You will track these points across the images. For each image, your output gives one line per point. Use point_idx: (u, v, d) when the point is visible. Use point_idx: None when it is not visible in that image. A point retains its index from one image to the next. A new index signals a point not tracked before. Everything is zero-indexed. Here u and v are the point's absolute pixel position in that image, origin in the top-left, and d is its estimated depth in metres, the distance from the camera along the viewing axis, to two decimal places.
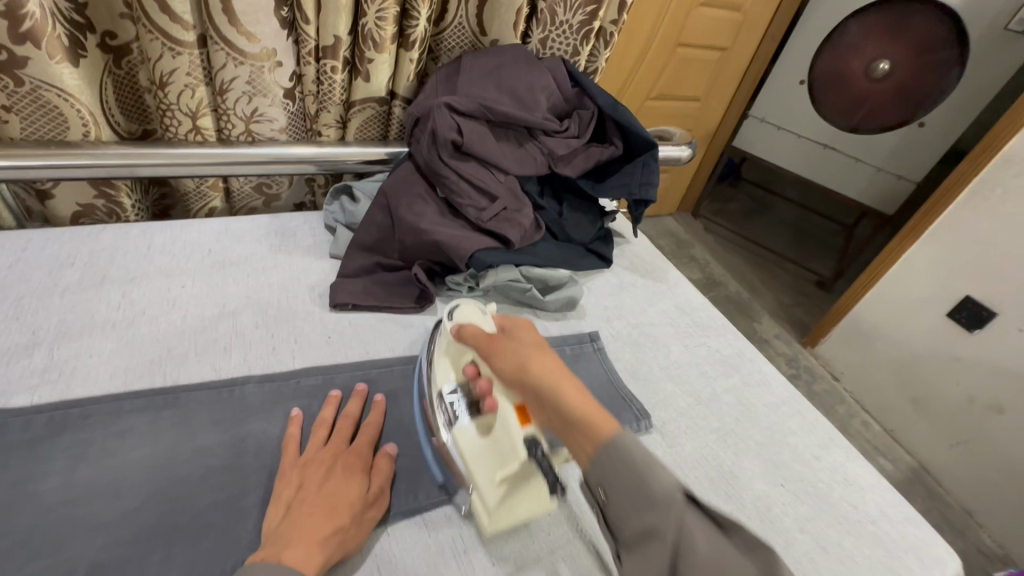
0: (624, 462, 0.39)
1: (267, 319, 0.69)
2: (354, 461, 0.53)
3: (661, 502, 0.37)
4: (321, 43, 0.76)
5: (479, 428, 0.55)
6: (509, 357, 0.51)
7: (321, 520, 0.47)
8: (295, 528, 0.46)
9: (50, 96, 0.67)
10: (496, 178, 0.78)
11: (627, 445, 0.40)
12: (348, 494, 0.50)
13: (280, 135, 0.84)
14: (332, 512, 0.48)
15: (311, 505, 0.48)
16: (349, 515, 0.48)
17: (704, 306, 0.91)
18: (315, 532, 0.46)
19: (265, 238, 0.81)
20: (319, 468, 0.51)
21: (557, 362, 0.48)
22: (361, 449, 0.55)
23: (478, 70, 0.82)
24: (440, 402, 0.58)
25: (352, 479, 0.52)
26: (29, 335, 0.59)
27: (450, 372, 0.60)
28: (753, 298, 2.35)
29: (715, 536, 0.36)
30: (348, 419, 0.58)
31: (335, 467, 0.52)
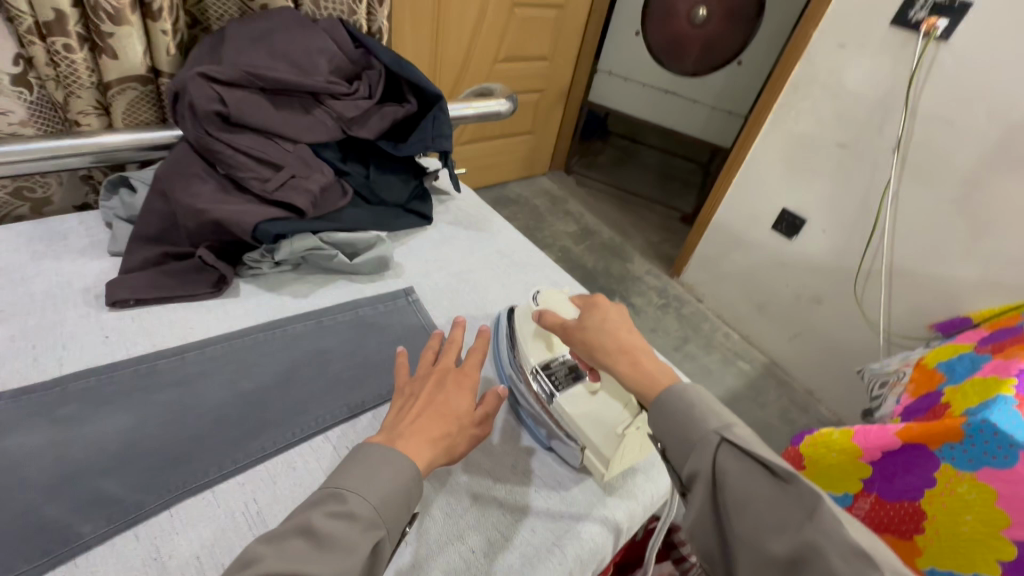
0: (674, 414, 0.48)
1: (27, 331, 0.62)
2: (468, 377, 0.54)
3: (701, 444, 0.45)
4: (41, 19, 0.69)
5: (588, 392, 0.64)
6: (578, 340, 0.59)
7: (430, 424, 0.48)
8: (410, 429, 0.48)
9: None
10: (280, 147, 0.76)
11: (684, 395, 0.49)
12: (457, 404, 0.51)
13: (23, 129, 0.75)
14: (443, 420, 0.49)
15: (422, 414, 0.49)
16: (457, 423, 0.50)
17: (525, 248, 0.96)
18: (428, 438, 0.47)
19: (27, 246, 0.73)
20: (430, 386, 0.52)
21: (625, 335, 0.57)
22: (469, 372, 0.55)
23: (245, 37, 0.78)
24: (534, 375, 0.66)
25: (461, 394, 0.52)
26: None
27: (535, 349, 0.68)
28: (625, 241, 2.52)
29: (748, 466, 0.42)
30: (454, 347, 0.57)
31: (444, 383, 0.53)
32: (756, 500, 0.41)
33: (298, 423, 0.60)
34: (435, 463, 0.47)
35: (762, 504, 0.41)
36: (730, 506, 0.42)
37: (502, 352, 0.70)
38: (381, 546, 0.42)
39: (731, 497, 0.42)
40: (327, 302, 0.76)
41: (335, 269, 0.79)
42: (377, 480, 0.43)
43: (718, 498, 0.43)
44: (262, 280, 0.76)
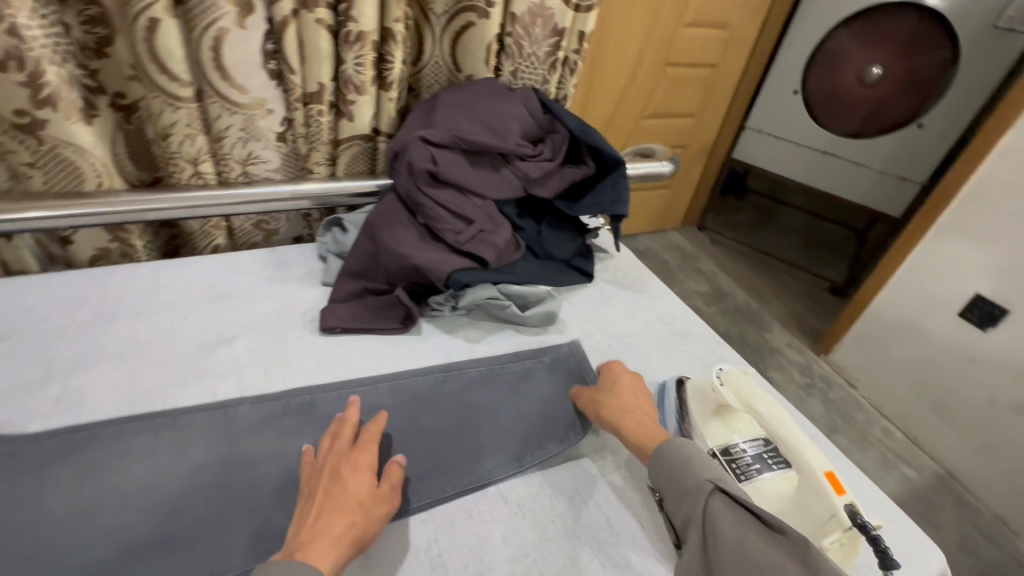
0: (672, 464, 0.54)
1: (261, 345, 0.73)
2: (364, 454, 0.55)
3: (694, 492, 0.51)
4: (307, 90, 0.83)
5: (777, 488, 0.58)
6: (607, 391, 0.68)
7: (334, 521, 0.49)
8: (316, 529, 0.48)
9: (67, 152, 0.76)
10: (473, 203, 0.83)
11: (674, 451, 0.56)
12: (358, 492, 0.52)
13: (275, 175, 0.91)
14: (342, 512, 0.50)
15: (322, 512, 0.49)
16: (364, 506, 0.51)
17: (686, 315, 0.93)
18: (342, 531, 0.48)
19: (263, 271, 0.87)
20: (332, 469, 0.53)
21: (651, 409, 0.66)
22: (367, 450, 0.56)
23: (453, 105, 0.88)
24: (712, 459, 0.61)
25: (360, 477, 0.53)
26: (46, 367, 0.66)
27: (715, 431, 0.63)
28: (763, 308, 2.32)
29: (739, 513, 0.48)
30: (349, 425, 0.58)
31: (340, 466, 0.54)
32: (750, 556, 0.44)
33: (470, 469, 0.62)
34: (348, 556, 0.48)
35: (755, 555, 0.44)
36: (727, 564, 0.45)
37: (670, 422, 0.68)
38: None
39: (727, 550, 0.45)
40: (496, 349, 0.79)
41: (504, 318, 0.83)
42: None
43: (708, 544, 0.47)
44: (440, 321, 0.83)
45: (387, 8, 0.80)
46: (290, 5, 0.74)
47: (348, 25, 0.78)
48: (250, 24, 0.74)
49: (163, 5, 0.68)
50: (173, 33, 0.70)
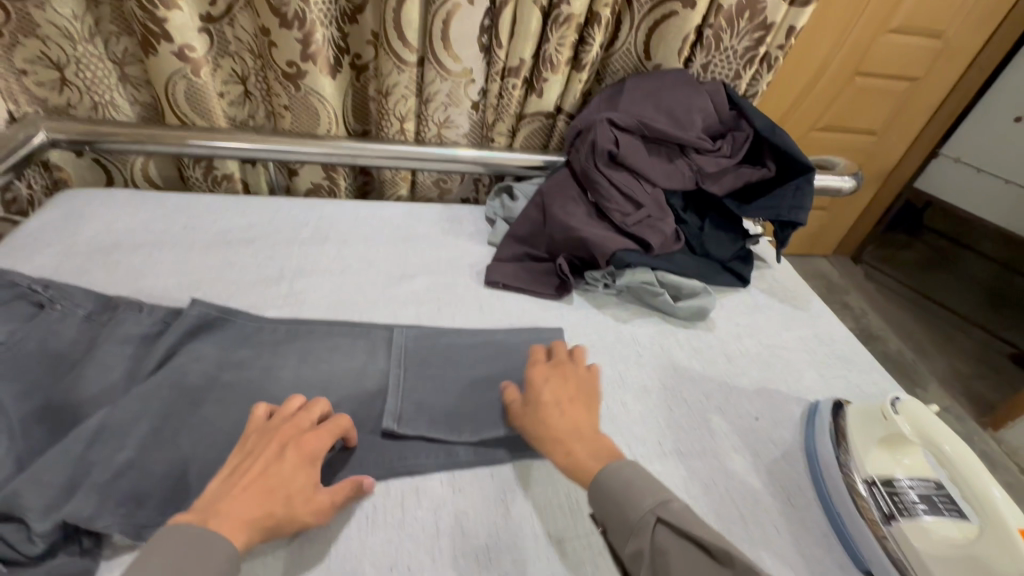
0: (609, 492, 0.49)
1: (435, 286, 0.83)
2: (567, 370, 0.63)
3: (638, 527, 0.46)
4: (508, 64, 0.90)
5: (947, 533, 0.53)
6: (541, 405, 0.58)
7: (252, 498, 0.48)
8: (231, 502, 0.47)
9: (313, 100, 0.92)
10: (644, 188, 0.85)
11: (613, 474, 0.50)
12: (292, 473, 0.51)
13: (462, 140, 1.01)
14: (266, 493, 0.49)
15: (246, 488, 0.48)
16: (575, 430, 0.56)
17: (848, 340, 0.87)
18: (258, 513, 0.47)
19: (440, 223, 0.98)
20: (271, 446, 0.52)
21: (563, 419, 0.57)
22: (317, 437, 0.55)
23: (640, 91, 0.90)
24: (868, 486, 0.59)
25: (302, 466, 0.52)
26: (279, 270, 0.81)
27: (877, 459, 0.61)
28: (921, 360, 2.03)
29: (683, 548, 0.45)
30: (308, 416, 0.56)
31: (283, 449, 0.52)
32: None
33: (610, 437, 0.65)
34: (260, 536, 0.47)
35: None
36: None
37: (822, 441, 0.66)
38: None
39: None
40: (643, 332, 0.81)
41: (654, 305, 0.84)
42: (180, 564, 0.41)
43: None
44: (591, 296, 0.86)
45: None
46: None
47: (561, 7, 0.83)
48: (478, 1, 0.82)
49: None
50: (414, 5, 0.81)
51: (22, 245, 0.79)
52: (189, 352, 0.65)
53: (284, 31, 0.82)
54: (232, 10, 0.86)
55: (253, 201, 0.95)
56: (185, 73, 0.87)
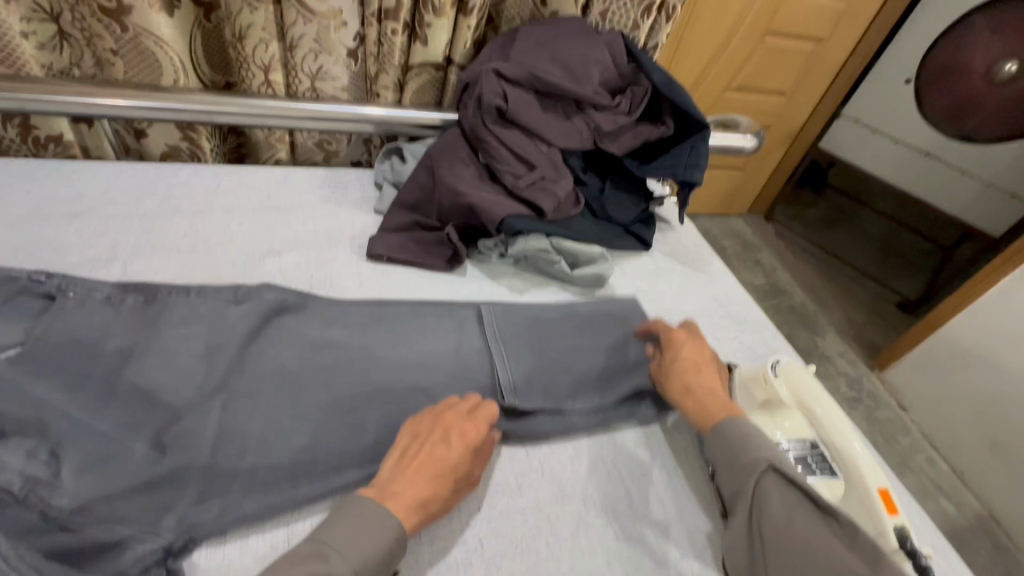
0: (726, 438, 0.55)
1: (308, 262, 0.73)
2: (686, 335, 0.65)
3: (748, 467, 0.52)
4: (383, 5, 0.79)
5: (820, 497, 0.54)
6: (689, 362, 0.62)
7: (416, 480, 0.50)
8: (404, 485, 0.49)
9: (148, 42, 0.77)
10: (538, 148, 0.78)
11: (728, 426, 0.56)
12: (451, 450, 0.52)
13: (341, 94, 0.89)
14: (432, 477, 0.50)
15: (416, 470, 0.50)
16: (707, 386, 0.61)
17: (744, 302, 0.87)
18: (428, 491, 0.49)
19: (320, 189, 0.87)
20: (427, 433, 0.53)
21: (713, 377, 0.61)
22: (474, 426, 0.54)
23: (533, 41, 0.82)
24: None
25: (454, 447, 0.52)
26: (111, 249, 0.68)
27: (760, 427, 0.59)
28: (821, 312, 2.17)
29: (788, 493, 0.50)
30: (451, 406, 0.56)
31: (444, 436, 0.53)
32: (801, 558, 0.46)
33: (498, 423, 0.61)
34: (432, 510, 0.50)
35: (804, 556, 0.46)
36: (770, 544, 0.48)
37: None
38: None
39: (772, 533, 0.48)
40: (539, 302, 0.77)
41: (552, 274, 0.80)
42: (358, 539, 0.45)
43: (753, 526, 0.50)
44: (486, 267, 0.80)
45: None
46: None
47: None
48: None
49: None
50: None
51: None
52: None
53: None
54: None
55: (83, 168, 0.80)
56: None
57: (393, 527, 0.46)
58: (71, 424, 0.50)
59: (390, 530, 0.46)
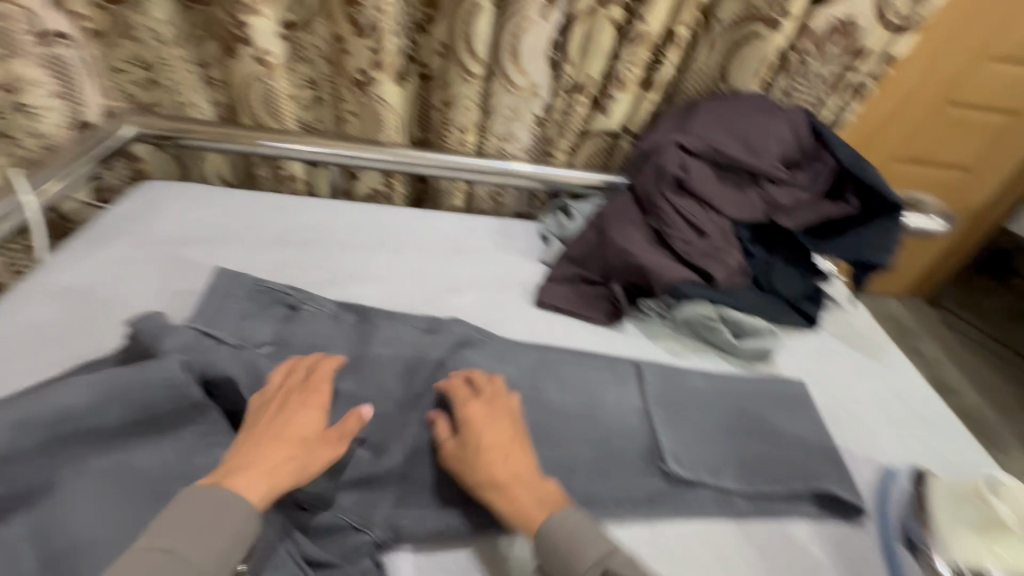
0: (550, 550, 0.51)
1: (484, 302, 0.82)
2: (463, 402, 0.61)
3: None
4: (575, 81, 0.88)
5: None
6: (493, 451, 0.57)
7: (274, 450, 0.53)
8: (245, 462, 0.51)
9: (379, 107, 0.93)
10: (711, 217, 0.80)
11: (551, 533, 0.51)
12: (299, 427, 0.56)
13: (522, 154, 0.99)
14: (286, 444, 0.54)
15: (269, 445, 0.53)
16: (589, 521, 0.52)
17: (932, 400, 0.78)
18: (277, 469, 0.52)
19: (491, 237, 0.95)
20: (274, 405, 0.58)
21: (536, 486, 0.56)
22: (483, 394, 0.63)
23: (713, 114, 0.85)
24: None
25: (375, 420, 0.59)
26: (331, 273, 0.82)
27: (970, 546, 0.56)
28: (1001, 421, 1.83)
29: None
30: (488, 381, 0.65)
31: (481, 404, 0.62)
32: None
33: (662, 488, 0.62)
34: (280, 492, 0.51)
35: None
36: None
37: (903, 514, 0.62)
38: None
39: None
40: (698, 368, 0.77)
41: (713, 342, 0.79)
42: (205, 532, 0.45)
43: None
44: (645, 325, 0.82)
45: (679, 11, 0.79)
46: (591, 1, 0.78)
47: (636, 24, 0.79)
48: (550, 15, 0.79)
49: None
50: (487, 18, 0.80)
51: (98, 232, 0.82)
52: (239, 349, 0.64)
53: (358, 39, 0.84)
54: (310, 17, 0.88)
55: (311, 202, 0.95)
56: (261, 76, 0.90)
57: (241, 519, 0.47)
58: None
59: (243, 527, 0.47)
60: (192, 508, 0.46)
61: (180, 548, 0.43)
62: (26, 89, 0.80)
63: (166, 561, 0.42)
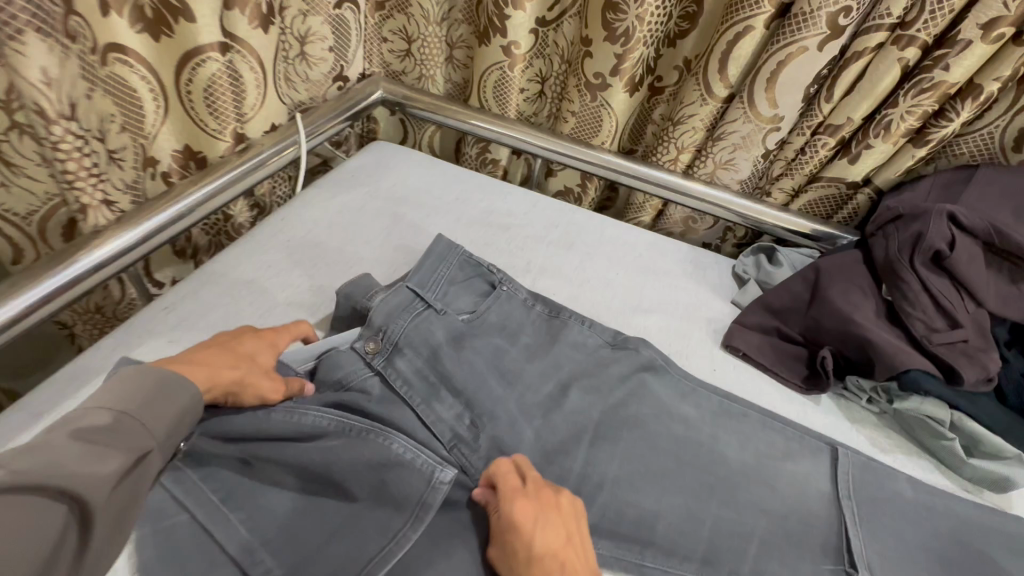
0: None
1: (667, 331, 0.79)
2: (529, 504, 0.52)
3: None
4: (828, 120, 0.79)
5: None
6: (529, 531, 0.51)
7: (213, 355, 0.57)
8: (196, 359, 0.56)
9: (603, 112, 0.93)
10: (967, 306, 0.68)
11: None
12: (553, 542, 0.50)
13: (734, 185, 0.93)
14: (229, 355, 0.57)
15: (210, 347, 0.58)
16: None
17: None
18: (216, 374, 0.55)
19: (682, 262, 0.91)
20: (523, 557, 0.50)
21: (558, 540, 0.51)
22: (545, 501, 0.53)
23: (1000, 187, 0.72)
24: None
25: (521, 509, 0.51)
26: (525, 264, 0.85)
27: None
28: None
29: None
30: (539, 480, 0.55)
31: (546, 518, 0.52)
32: None
33: None
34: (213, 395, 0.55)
35: None
36: None
37: None
38: (93, 517, 0.42)
39: None
40: (906, 471, 0.67)
41: (931, 447, 0.68)
42: (152, 408, 0.48)
43: None
44: (846, 404, 0.73)
45: (992, 62, 0.67)
46: (881, 37, 0.70)
47: (932, 71, 0.69)
48: (827, 48, 0.72)
49: (765, 16, 0.72)
50: (752, 40, 0.75)
51: (337, 181, 0.93)
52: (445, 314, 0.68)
53: (607, 44, 0.84)
54: (564, 15, 0.91)
55: (514, 189, 0.98)
56: (503, 65, 0.94)
57: (190, 398, 0.51)
58: (491, 402, 0.63)
59: (191, 401, 0.51)
60: (148, 378, 0.49)
61: (132, 412, 0.46)
62: (315, 44, 0.87)
63: (117, 420, 0.45)
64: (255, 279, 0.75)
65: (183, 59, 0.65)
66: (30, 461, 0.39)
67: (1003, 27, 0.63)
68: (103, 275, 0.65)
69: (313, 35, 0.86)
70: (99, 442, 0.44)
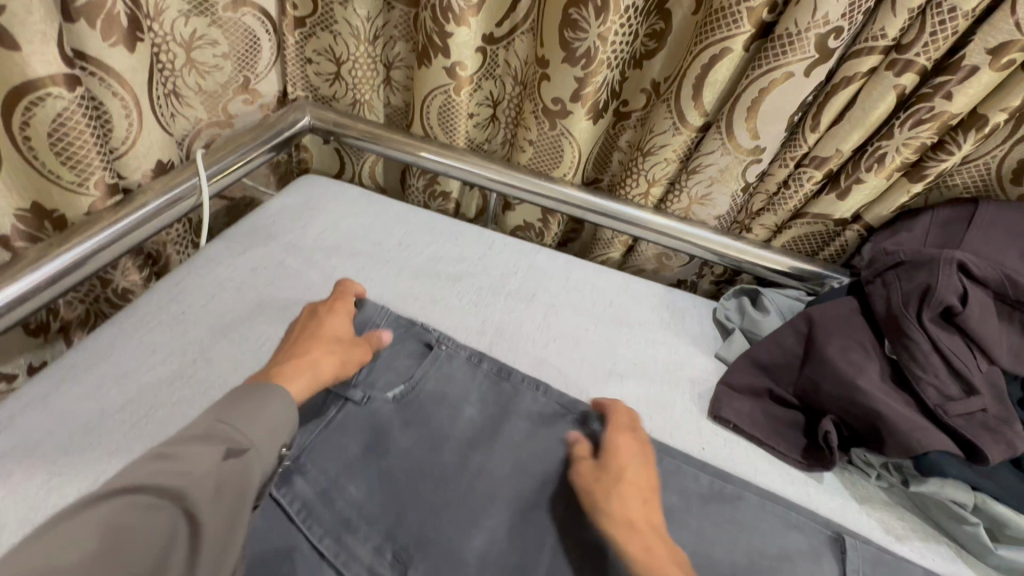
0: None
1: (648, 399, 0.68)
2: (631, 444, 0.57)
3: None
4: (815, 151, 0.71)
5: None
6: (621, 468, 0.55)
7: (297, 348, 0.58)
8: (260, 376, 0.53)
9: (563, 142, 0.82)
10: (981, 367, 0.60)
11: None
12: (644, 482, 0.55)
13: (712, 221, 0.83)
14: (319, 343, 0.58)
15: (292, 346, 0.58)
16: (654, 531, 0.51)
17: None
18: (320, 370, 0.56)
19: (658, 310, 0.80)
20: (622, 467, 0.55)
21: (647, 480, 0.55)
22: (629, 449, 0.56)
23: (1006, 227, 0.64)
24: None
25: (622, 453, 0.56)
26: (481, 323, 0.73)
27: None
28: None
29: None
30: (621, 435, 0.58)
31: (627, 468, 0.55)
32: None
33: None
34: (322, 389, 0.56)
35: None
36: None
37: None
38: (202, 521, 0.42)
39: None
40: (925, 563, 0.58)
41: (949, 531, 0.59)
42: (253, 414, 0.48)
43: None
44: (850, 479, 0.64)
45: (998, 90, 0.60)
46: (877, 61, 0.61)
47: (931, 99, 0.61)
48: (815, 73, 0.63)
49: (745, 36, 0.63)
50: (730, 63, 0.65)
51: (254, 228, 0.78)
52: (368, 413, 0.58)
53: (564, 66, 0.73)
54: (514, 32, 0.79)
55: (465, 229, 0.86)
56: (448, 88, 0.82)
57: (280, 405, 0.49)
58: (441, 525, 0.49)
59: (285, 406, 0.50)
60: (260, 390, 0.49)
61: (227, 420, 0.46)
62: (201, 49, 0.72)
63: (214, 427, 0.46)
64: (131, 370, 0.59)
65: (10, 97, 0.49)
66: (140, 471, 0.42)
67: (1012, 53, 0.55)
68: (20, 312, 0.55)
69: (200, 38, 0.71)
70: (201, 439, 0.45)
